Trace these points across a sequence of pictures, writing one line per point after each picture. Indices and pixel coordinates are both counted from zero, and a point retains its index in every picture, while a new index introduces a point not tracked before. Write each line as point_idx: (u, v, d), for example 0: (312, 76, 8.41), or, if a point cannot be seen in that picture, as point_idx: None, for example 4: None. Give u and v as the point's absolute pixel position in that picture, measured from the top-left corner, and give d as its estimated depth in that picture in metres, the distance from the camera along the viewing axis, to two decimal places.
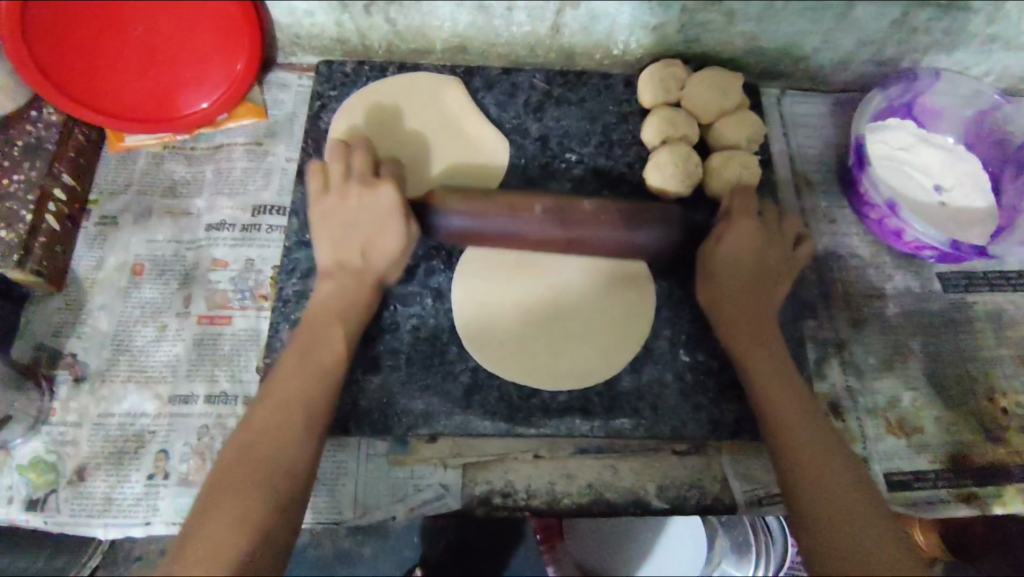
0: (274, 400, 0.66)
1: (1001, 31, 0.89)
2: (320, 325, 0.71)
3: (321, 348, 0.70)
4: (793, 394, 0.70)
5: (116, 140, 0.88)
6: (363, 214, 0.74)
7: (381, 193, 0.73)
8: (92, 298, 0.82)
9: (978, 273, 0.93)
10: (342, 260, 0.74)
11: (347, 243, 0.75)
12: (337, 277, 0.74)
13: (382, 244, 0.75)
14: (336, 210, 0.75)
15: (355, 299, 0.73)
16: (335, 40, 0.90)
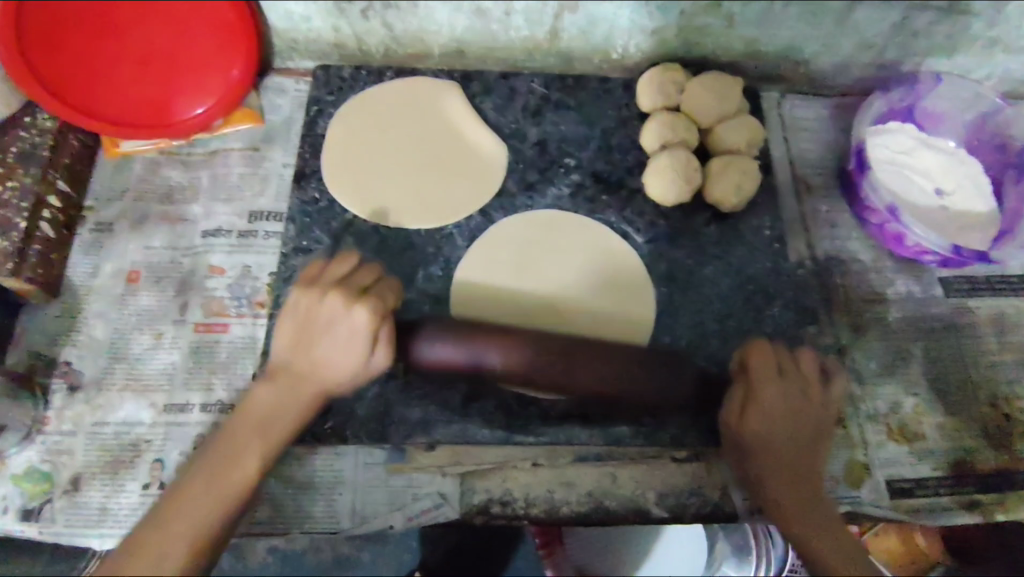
0: (217, 478, 0.62)
1: (1001, 34, 0.89)
2: (267, 412, 0.65)
3: (263, 443, 0.64)
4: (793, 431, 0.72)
5: (111, 146, 0.88)
6: (332, 327, 0.65)
7: (353, 314, 0.64)
8: (88, 305, 0.81)
9: (979, 277, 0.92)
10: (292, 363, 0.66)
11: (311, 348, 0.66)
12: (282, 381, 0.66)
13: (333, 364, 0.66)
14: (305, 315, 0.66)
15: (293, 409, 0.66)
16: (332, 44, 0.89)
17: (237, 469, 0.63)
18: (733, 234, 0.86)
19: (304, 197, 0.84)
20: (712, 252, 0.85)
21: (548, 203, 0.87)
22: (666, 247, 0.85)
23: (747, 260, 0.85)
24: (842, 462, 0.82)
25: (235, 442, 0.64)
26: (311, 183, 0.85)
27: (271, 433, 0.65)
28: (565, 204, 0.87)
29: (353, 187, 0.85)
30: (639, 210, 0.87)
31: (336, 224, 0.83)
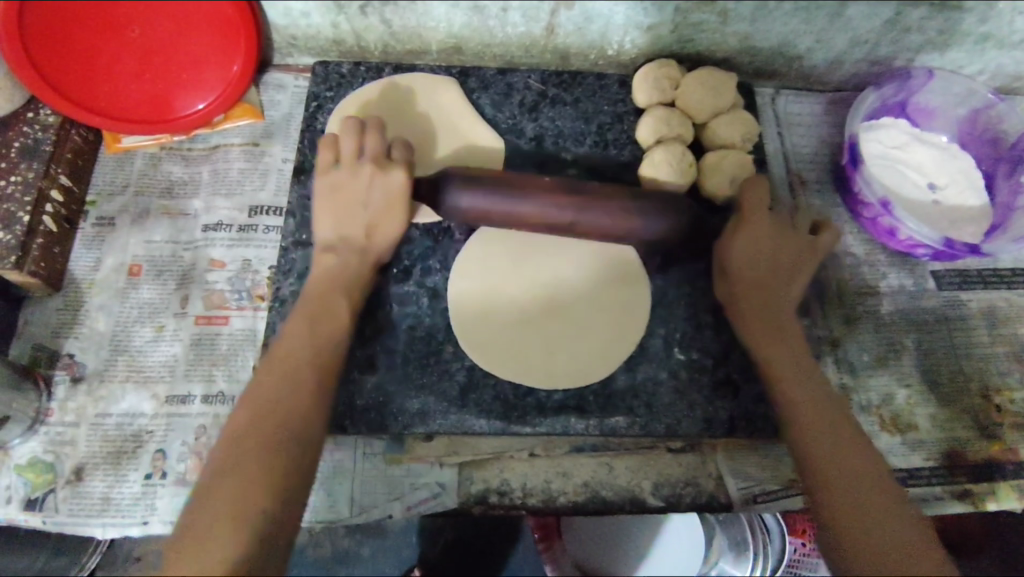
0: (310, 334, 0.69)
1: (993, 30, 0.90)
2: (328, 277, 0.74)
3: (336, 299, 0.73)
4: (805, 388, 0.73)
5: (113, 142, 0.89)
6: (373, 194, 0.75)
7: (391, 176, 0.74)
8: (91, 298, 0.82)
9: (971, 270, 0.94)
10: (345, 235, 0.75)
11: (353, 220, 0.75)
12: (340, 251, 0.75)
13: (381, 229, 0.76)
14: (342, 186, 0.75)
15: (353, 273, 0.74)
16: (331, 41, 0.90)
17: (326, 319, 0.71)
18: None
19: (303, 191, 0.85)
20: None
21: None
22: None
23: None
24: None
25: (319, 301, 0.72)
26: (311, 178, 0.85)
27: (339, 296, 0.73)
28: None
29: None
30: None
31: None
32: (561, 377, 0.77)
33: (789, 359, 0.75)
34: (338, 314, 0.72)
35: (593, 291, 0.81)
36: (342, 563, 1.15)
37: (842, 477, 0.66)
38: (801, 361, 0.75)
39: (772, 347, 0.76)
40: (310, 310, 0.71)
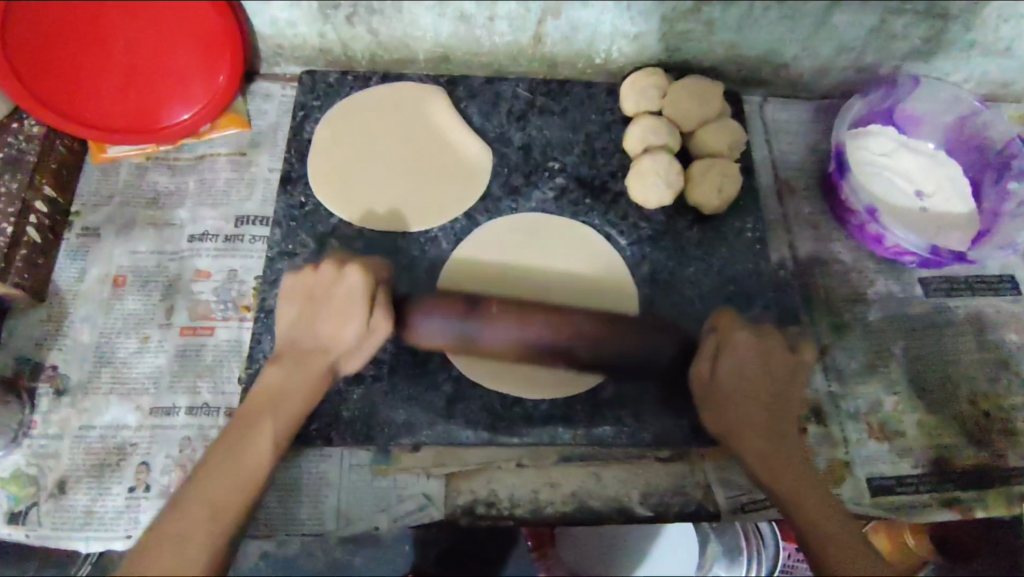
0: (226, 468, 0.62)
1: (978, 37, 0.90)
2: (273, 391, 0.69)
3: (268, 417, 0.67)
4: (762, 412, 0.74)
5: (98, 152, 0.88)
6: (331, 296, 0.72)
7: (347, 278, 0.72)
8: (75, 310, 0.82)
9: (958, 277, 0.94)
10: (298, 340, 0.71)
11: (311, 322, 0.72)
12: (287, 360, 0.71)
13: (335, 333, 0.71)
14: (306, 288, 0.73)
15: (302, 389, 0.69)
16: (318, 50, 0.90)
17: (249, 444, 0.65)
18: (715, 235, 0.88)
19: (289, 200, 0.84)
20: (694, 254, 0.86)
21: (532, 207, 0.87)
22: (648, 249, 0.86)
23: (729, 262, 0.87)
24: (824, 460, 0.83)
25: (241, 422, 0.66)
26: (297, 187, 0.85)
27: (278, 406, 0.68)
28: (549, 207, 0.88)
29: (337, 191, 0.85)
30: (622, 213, 0.88)
31: (322, 229, 0.84)
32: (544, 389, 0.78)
33: (748, 383, 0.75)
34: (259, 455, 0.64)
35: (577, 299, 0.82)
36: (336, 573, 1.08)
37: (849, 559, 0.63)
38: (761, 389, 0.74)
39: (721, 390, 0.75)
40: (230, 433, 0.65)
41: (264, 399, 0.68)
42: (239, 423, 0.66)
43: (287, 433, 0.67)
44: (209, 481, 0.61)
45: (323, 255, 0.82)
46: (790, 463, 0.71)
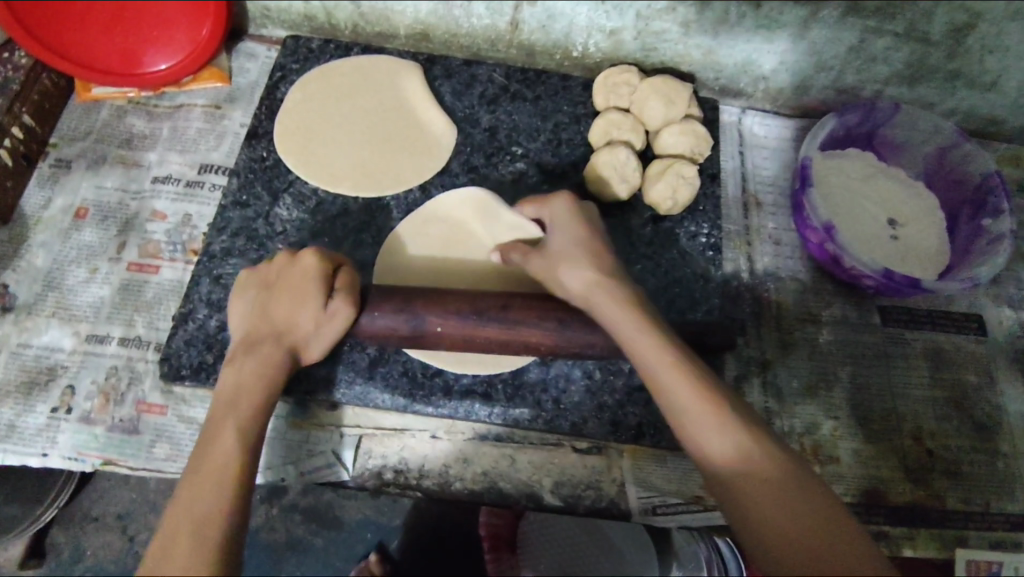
0: (200, 472, 0.59)
1: (962, 68, 0.88)
2: (234, 387, 0.66)
3: (231, 416, 0.64)
4: (600, 287, 0.69)
5: (84, 91, 0.92)
6: (286, 283, 0.71)
7: (302, 260, 0.71)
8: (34, 235, 0.85)
9: (920, 310, 0.91)
10: (253, 330, 0.71)
11: (269, 311, 0.71)
12: (244, 352, 0.69)
13: (296, 320, 0.70)
14: (265, 281, 0.73)
15: (260, 376, 0.67)
16: (304, 16, 0.93)
17: (217, 447, 0.61)
18: (667, 236, 0.87)
19: (252, 153, 0.87)
20: (643, 252, 0.86)
21: (488, 188, 0.88)
22: None
23: (679, 264, 0.86)
24: None
25: (207, 430, 0.63)
26: (262, 142, 0.87)
27: (242, 398, 0.65)
28: (505, 190, 0.88)
29: (298, 149, 0.87)
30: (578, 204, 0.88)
31: (278, 184, 0.85)
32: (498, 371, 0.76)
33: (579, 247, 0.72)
34: (227, 449, 0.61)
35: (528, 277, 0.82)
36: (293, 552, 0.92)
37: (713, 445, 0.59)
38: (597, 263, 0.71)
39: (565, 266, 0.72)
40: (196, 448, 0.62)
41: (223, 401, 0.65)
42: (206, 433, 0.63)
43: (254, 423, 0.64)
44: (185, 495, 0.57)
45: (275, 209, 0.84)
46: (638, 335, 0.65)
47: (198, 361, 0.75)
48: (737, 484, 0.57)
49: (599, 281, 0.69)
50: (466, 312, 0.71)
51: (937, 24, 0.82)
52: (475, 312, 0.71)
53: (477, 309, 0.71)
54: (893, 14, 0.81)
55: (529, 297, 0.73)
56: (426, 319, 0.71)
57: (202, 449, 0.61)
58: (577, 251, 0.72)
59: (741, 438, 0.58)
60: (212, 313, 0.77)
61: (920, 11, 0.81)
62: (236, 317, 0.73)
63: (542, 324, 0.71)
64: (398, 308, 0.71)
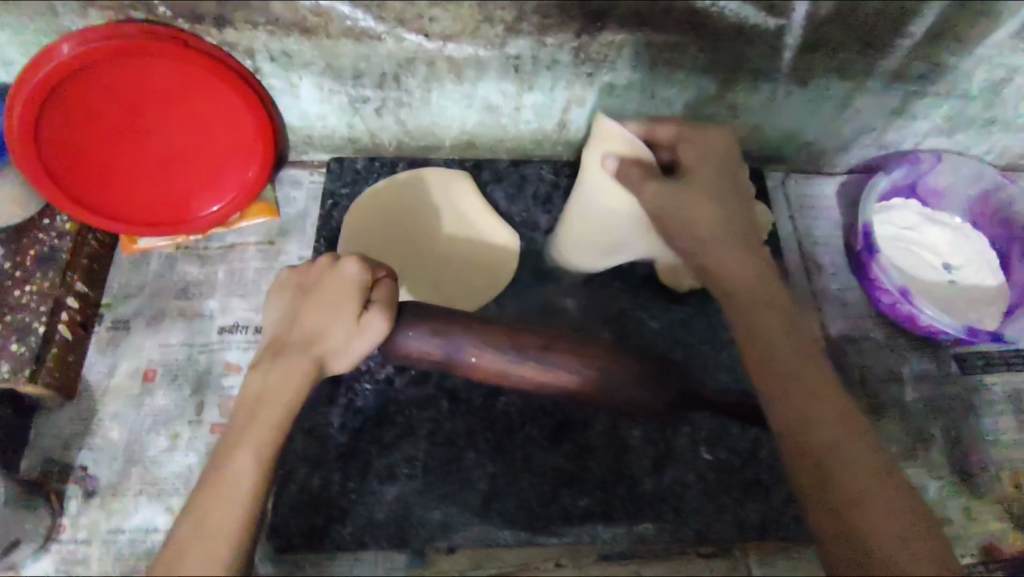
0: (213, 494, 0.56)
1: (999, 114, 0.90)
2: (255, 398, 0.61)
3: (249, 427, 0.59)
4: (720, 226, 0.74)
5: (129, 243, 0.89)
6: (322, 287, 0.64)
7: (345, 266, 0.64)
8: (103, 407, 0.81)
9: (993, 352, 0.93)
10: (283, 336, 0.63)
11: (299, 315, 0.64)
12: (271, 357, 0.63)
13: (327, 332, 0.63)
14: (300, 282, 0.66)
15: (282, 391, 0.61)
16: (347, 139, 0.91)
17: (233, 467, 0.57)
18: None
19: None
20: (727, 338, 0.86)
21: (561, 293, 0.87)
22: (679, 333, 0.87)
23: None
24: None
25: (223, 444, 0.59)
26: None
27: (263, 412, 0.60)
28: (578, 294, 0.87)
29: None
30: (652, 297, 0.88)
31: None
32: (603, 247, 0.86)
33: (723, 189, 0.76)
34: (244, 466, 0.57)
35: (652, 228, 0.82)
36: None
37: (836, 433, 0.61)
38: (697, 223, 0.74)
39: (684, 210, 0.74)
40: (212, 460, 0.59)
41: (242, 412, 0.61)
42: (223, 441, 0.60)
43: (274, 439, 0.59)
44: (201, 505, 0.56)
45: None
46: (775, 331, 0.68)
47: (309, 526, 0.73)
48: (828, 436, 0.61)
49: (722, 218, 0.74)
50: (503, 346, 0.71)
51: (976, 82, 0.85)
52: (514, 345, 0.71)
53: (517, 347, 0.71)
54: (934, 78, 0.83)
55: (573, 337, 0.74)
56: (464, 347, 0.71)
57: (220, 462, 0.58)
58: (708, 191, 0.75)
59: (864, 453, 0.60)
60: (312, 471, 0.75)
61: (960, 73, 0.83)
62: (266, 317, 0.66)
63: (579, 374, 0.72)
64: (438, 333, 0.70)
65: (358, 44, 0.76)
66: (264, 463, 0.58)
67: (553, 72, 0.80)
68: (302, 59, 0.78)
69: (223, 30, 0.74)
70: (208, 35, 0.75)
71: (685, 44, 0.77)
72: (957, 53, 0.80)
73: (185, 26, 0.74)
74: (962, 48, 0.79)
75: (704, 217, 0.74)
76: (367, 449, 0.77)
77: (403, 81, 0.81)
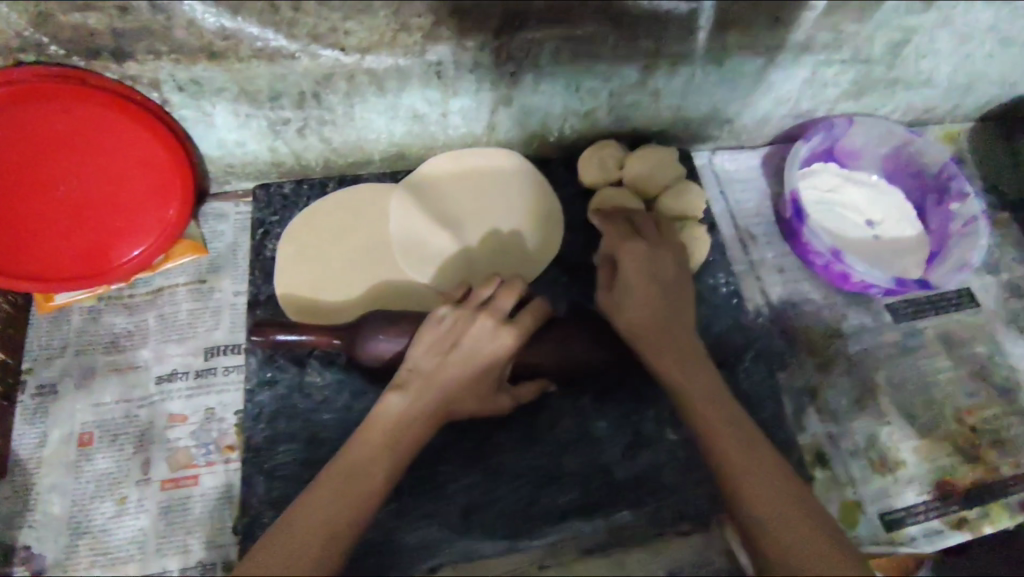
0: (345, 493, 0.62)
1: (900, 74, 0.96)
2: (399, 422, 0.66)
3: (388, 452, 0.65)
4: (650, 329, 0.72)
5: (45, 301, 0.83)
6: (477, 351, 0.67)
7: (503, 339, 0.67)
8: (39, 480, 0.75)
9: (922, 298, 0.98)
10: (431, 377, 0.66)
11: (449, 368, 0.66)
12: (417, 391, 0.66)
13: (463, 395, 0.68)
14: (454, 331, 0.68)
15: (421, 428, 0.66)
16: (270, 164, 0.88)
17: (366, 479, 0.63)
18: None
19: None
20: None
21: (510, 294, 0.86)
22: None
23: (711, 320, 0.89)
24: (837, 505, 0.83)
25: (363, 455, 0.64)
26: (268, 310, 0.83)
27: (404, 439, 0.65)
28: None
29: (311, 307, 0.82)
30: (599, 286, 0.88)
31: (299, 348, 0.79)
32: (547, 236, 0.89)
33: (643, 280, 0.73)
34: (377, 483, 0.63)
35: (629, 291, 0.73)
36: None
37: (742, 443, 0.65)
38: (630, 322, 0.73)
39: (623, 306, 0.73)
40: (348, 462, 0.64)
41: (385, 434, 0.65)
42: (359, 452, 0.65)
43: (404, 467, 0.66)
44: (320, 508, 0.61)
45: (306, 378, 0.78)
46: (689, 364, 0.71)
47: None
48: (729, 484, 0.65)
49: (643, 325, 0.72)
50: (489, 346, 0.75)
51: (878, 46, 0.89)
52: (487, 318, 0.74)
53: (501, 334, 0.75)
54: (840, 46, 0.87)
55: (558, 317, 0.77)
56: None
57: (357, 462, 0.64)
58: (637, 283, 0.73)
59: (770, 467, 0.65)
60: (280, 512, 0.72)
61: (863, 38, 0.87)
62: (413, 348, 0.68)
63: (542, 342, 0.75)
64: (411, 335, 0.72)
65: (272, 65, 0.73)
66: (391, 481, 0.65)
67: (477, 74, 0.80)
68: (213, 86, 0.74)
69: (123, 64, 0.70)
70: (107, 70, 0.71)
71: (604, 35, 0.78)
72: (859, 21, 0.84)
73: (83, 64, 0.70)
74: (863, 15, 0.83)
75: (630, 319, 0.73)
76: None
77: (324, 98, 0.79)
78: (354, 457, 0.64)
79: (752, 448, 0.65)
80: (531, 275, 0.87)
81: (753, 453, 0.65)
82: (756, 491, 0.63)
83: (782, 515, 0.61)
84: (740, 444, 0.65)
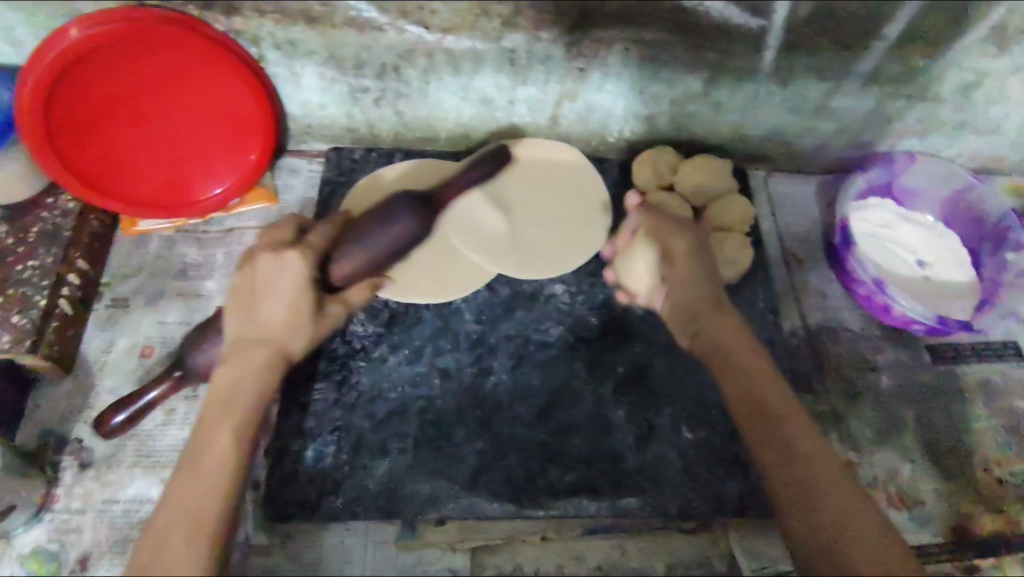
0: (193, 474, 0.61)
1: (969, 118, 0.95)
2: (229, 388, 0.65)
3: (227, 417, 0.64)
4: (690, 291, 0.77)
5: (129, 225, 0.91)
6: (271, 284, 0.67)
7: (288, 260, 0.67)
8: (100, 382, 0.83)
9: (964, 344, 0.96)
10: (244, 335, 0.67)
11: (256, 317, 0.67)
12: (235, 356, 0.66)
13: (278, 319, 0.67)
14: (244, 288, 0.68)
15: (257, 379, 0.66)
16: (346, 129, 0.95)
17: (214, 450, 0.62)
18: None
19: None
20: None
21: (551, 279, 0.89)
22: None
23: None
24: None
25: (201, 434, 0.63)
26: None
27: (236, 398, 0.64)
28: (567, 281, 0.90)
29: None
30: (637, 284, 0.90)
31: None
32: (593, 229, 0.91)
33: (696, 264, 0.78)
34: (224, 450, 0.62)
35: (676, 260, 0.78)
36: None
37: (780, 405, 0.68)
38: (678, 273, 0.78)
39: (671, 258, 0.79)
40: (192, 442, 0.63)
41: (219, 403, 0.64)
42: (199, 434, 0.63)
43: (250, 422, 0.65)
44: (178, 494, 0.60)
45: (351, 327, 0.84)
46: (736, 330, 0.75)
47: (303, 497, 0.75)
48: (791, 492, 0.64)
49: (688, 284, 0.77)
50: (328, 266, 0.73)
51: (946, 86, 0.89)
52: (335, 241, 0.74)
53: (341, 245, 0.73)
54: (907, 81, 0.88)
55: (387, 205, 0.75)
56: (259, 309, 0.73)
57: (205, 444, 0.62)
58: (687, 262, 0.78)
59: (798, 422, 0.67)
60: (308, 442, 0.78)
61: (932, 77, 0.88)
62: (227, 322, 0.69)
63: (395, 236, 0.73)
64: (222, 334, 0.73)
65: (361, 35, 0.79)
66: (244, 441, 0.63)
67: (546, 66, 0.84)
68: (305, 48, 0.81)
69: (231, 16, 0.78)
70: (217, 22, 0.79)
71: (671, 42, 0.81)
72: (927, 58, 0.85)
73: (196, 13, 0.78)
74: (933, 52, 0.84)
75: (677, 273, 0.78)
76: (361, 424, 0.79)
77: (402, 72, 0.85)
78: (195, 443, 0.63)
79: (790, 410, 0.68)
80: (572, 264, 0.89)
81: (791, 416, 0.68)
82: (794, 446, 0.66)
83: (821, 466, 0.64)
84: (777, 402, 0.69)
